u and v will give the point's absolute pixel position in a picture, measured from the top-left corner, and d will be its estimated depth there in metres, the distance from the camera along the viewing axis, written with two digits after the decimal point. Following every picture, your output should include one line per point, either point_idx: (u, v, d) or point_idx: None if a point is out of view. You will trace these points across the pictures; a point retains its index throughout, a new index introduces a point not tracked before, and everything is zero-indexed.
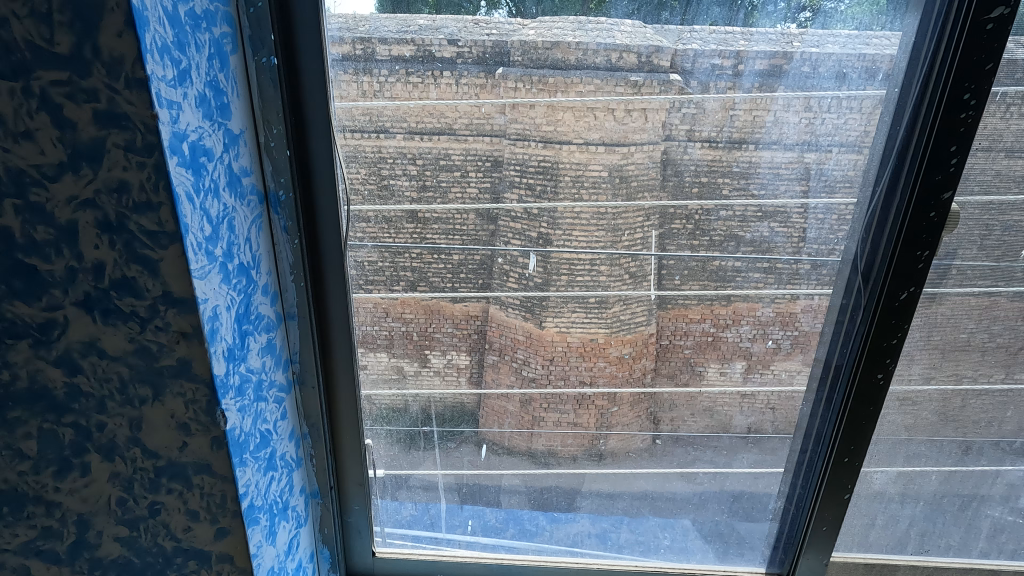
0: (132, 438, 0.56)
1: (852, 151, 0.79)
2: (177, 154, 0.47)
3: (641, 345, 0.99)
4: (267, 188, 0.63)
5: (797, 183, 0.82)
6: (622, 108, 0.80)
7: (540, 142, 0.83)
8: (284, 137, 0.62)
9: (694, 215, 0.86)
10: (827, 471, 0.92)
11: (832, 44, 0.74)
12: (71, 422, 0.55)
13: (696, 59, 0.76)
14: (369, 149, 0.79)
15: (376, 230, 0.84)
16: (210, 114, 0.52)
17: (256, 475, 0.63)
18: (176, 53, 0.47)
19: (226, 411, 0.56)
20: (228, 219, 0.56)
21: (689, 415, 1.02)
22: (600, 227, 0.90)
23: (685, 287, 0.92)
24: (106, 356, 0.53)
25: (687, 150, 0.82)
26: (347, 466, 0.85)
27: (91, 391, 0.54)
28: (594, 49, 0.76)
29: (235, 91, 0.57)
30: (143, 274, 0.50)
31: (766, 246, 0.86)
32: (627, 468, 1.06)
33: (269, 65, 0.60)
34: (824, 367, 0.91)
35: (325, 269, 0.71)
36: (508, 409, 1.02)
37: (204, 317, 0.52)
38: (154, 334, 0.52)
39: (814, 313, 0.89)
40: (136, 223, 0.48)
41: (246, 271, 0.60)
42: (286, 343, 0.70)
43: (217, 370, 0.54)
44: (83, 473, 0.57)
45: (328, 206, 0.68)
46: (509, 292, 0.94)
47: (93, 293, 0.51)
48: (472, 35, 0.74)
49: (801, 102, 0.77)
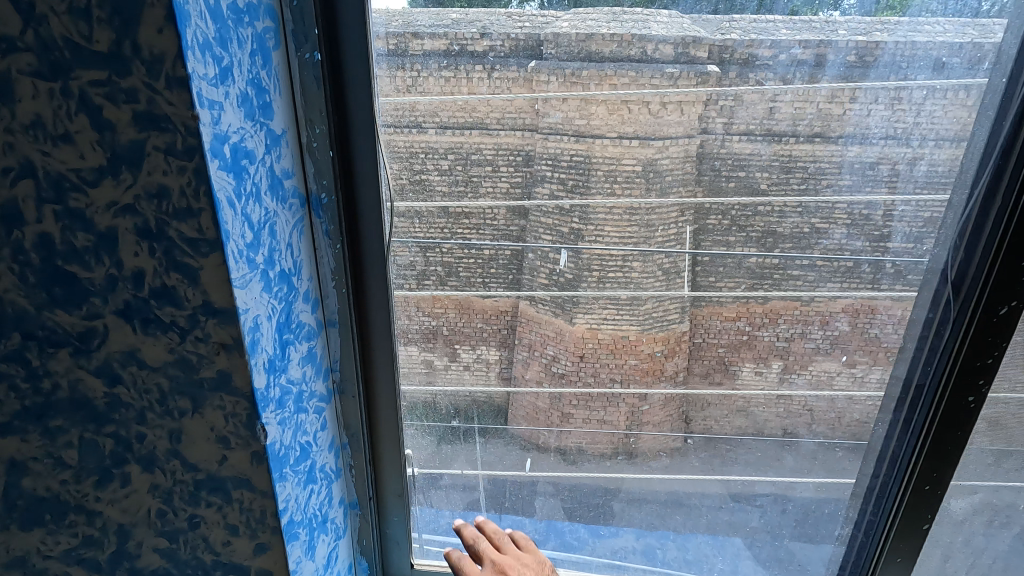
0: (171, 450, 0.57)
1: (899, 144, 0.74)
2: (218, 157, 0.46)
3: (673, 343, 0.97)
4: (309, 191, 0.62)
5: (842, 178, 0.77)
6: (657, 102, 0.77)
7: (573, 136, 0.81)
8: (326, 138, 0.61)
9: (730, 211, 0.84)
10: (903, 500, 0.83)
11: (881, 32, 0.68)
12: (111, 432, 0.56)
13: (776, 50, 0.70)
14: (402, 145, 0.77)
15: (409, 225, 0.82)
16: (252, 114, 0.51)
17: (296, 489, 0.63)
18: (218, 50, 0.46)
19: (266, 424, 0.56)
20: (269, 224, 0.55)
21: (722, 415, 1.02)
22: (633, 224, 0.91)
23: (719, 284, 0.92)
24: (146, 367, 0.53)
25: (724, 144, 0.78)
26: (386, 475, 0.84)
27: (131, 401, 0.54)
28: (630, 40, 0.72)
29: (277, 89, 0.56)
30: (183, 283, 0.49)
31: (806, 241, 0.82)
32: (663, 474, 1.05)
33: (313, 61, 0.58)
34: (903, 389, 0.84)
35: (367, 275, 0.70)
36: (540, 406, 1.03)
37: (244, 327, 0.51)
38: (194, 344, 0.52)
39: (861, 312, 0.84)
40: (177, 230, 0.47)
41: (287, 277, 0.59)
42: (326, 351, 0.70)
43: (257, 382, 0.54)
44: (123, 484, 0.58)
45: (371, 212, 0.67)
46: (540, 288, 0.93)
47: (133, 301, 0.50)
48: (505, 28, 0.71)
49: (851, 92, 0.72)
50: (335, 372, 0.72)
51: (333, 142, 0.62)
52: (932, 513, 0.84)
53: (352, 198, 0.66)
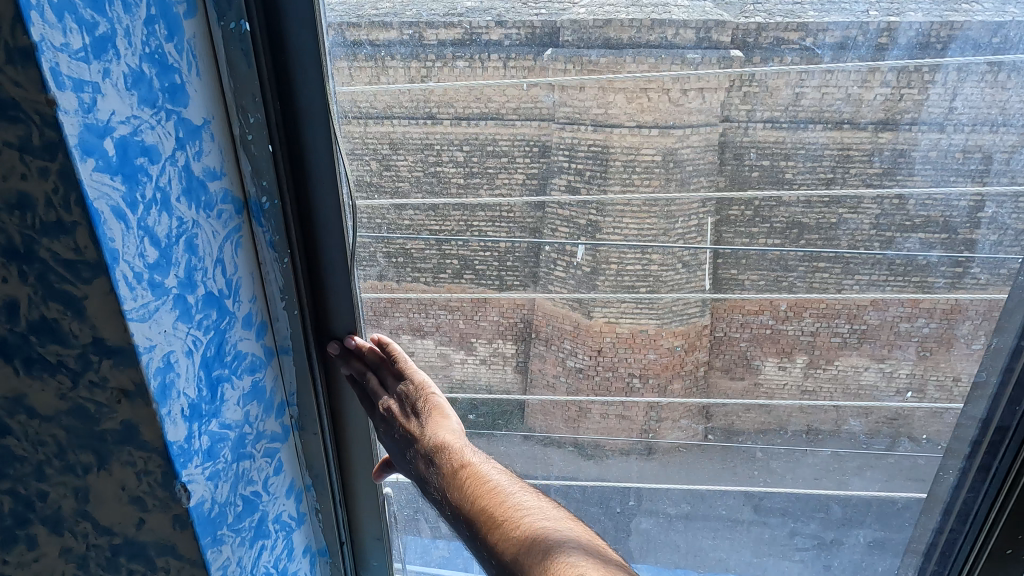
0: (79, 510, 0.54)
1: (934, 130, 0.65)
2: (94, 156, 0.41)
3: (693, 337, 0.89)
4: (247, 195, 0.57)
5: (869, 166, 0.69)
6: (677, 88, 0.70)
7: (590, 126, 0.74)
8: (262, 127, 0.55)
9: (754, 202, 0.75)
10: (977, 565, 0.71)
11: (915, 10, 0.60)
12: (7, 489, 0.52)
13: (830, 31, 0.62)
14: (416, 137, 0.71)
15: (423, 219, 0.77)
16: (151, 100, 0.45)
17: (237, 549, 0.61)
18: (87, 13, 0.39)
19: (187, 482, 0.53)
20: (185, 237, 0.50)
21: (744, 411, 0.91)
22: (652, 215, 0.81)
23: (743, 277, 0.82)
24: (37, 416, 0.49)
25: (748, 131, 0.70)
26: (363, 518, 0.81)
27: (25, 455, 0.51)
28: (649, 26, 0.66)
29: (193, 68, 0.49)
30: (64, 315, 0.45)
31: (831, 235, 0.75)
32: (697, 483, 0.98)
33: (240, 32, 0.51)
34: (975, 443, 0.70)
35: (328, 276, 0.65)
36: (556, 409, 0.94)
37: (147, 368, 0.47)
38: (89, 390, 0.48)
39: (885, 305, 0.79)
40: (49, 249, 0.42)
41: (215, 301, 0.54)
42: (280, 379, 0.65)
43: (170, 433, 0.50)
44: (30, 546, 0.55)
45: (327, 205, 0.62)
46: (557, 282, 0.84)
47: (11, 337, 0.46)
48: (519, 15, 0.65)
49: (882, 74, 0.64)
50: (292, 407, 0.68)
51: (273, 134, 0.56)
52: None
53: (307, 191, 0.61)
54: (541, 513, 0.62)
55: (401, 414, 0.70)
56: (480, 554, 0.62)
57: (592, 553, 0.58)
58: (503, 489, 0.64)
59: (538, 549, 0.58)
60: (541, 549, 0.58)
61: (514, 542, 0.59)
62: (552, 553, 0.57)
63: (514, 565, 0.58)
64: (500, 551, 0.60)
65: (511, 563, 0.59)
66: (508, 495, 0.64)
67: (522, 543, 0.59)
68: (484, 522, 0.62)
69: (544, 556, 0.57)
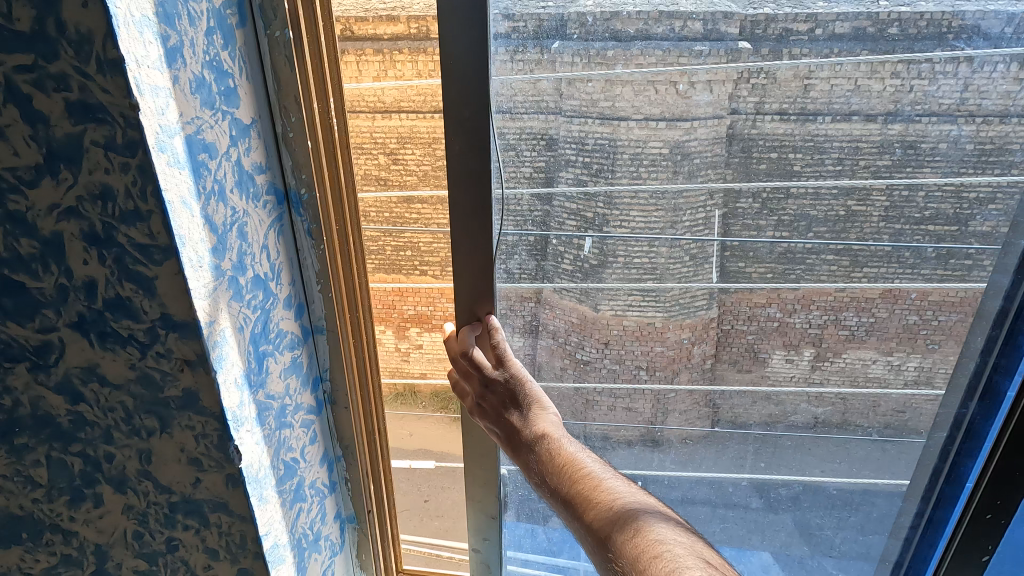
0: (142, 470, 0.61)
1: (945, 121, 0.69)
2: (166, 152, 0.48)
3: (701, 330, 0.86)
4: (288, 187, 0.66)
5: (880, 157, 0.72)
6: (685, 81, 0.71)
7: (598, 120, 0.75)
8: (300, 125, 0.64)
9: (762, 193, 0.76)
10: (964, 527, 0.82)
11: (925, 1, 0.64)
12: (78, 451, 0.60)
13: (839, 22, 0.66)
14: (424, 131, 0.74)
15: (431, 212, 0.79)
16: (211, 101, 0.54)
17: (281, 508, 0.68)
18: (162, 26, 0.47)
19: (240, 446, 0.60)
20: (238, 225, 0.58)
21: (751, 403, 0.90)
22: (659, 208, 0.79)
23: (750, 270, 0.81)
24: (108, 384, 0.57)
25: (757, 124, 0.72)
26: (483, 499, 0.94)
27: (95, 420, 0.58)
28: (657, 17, 0.68)
29: (242, 72, 0.58)
30: (137, 293, 0.52)
31: (841, 226, 0.77)
32: (709, 471, 0.97)
33: (284, 39, 0.61)
34: (960, 412, 0.82)
35: (474, 269, 0.77)
36: (564, 398, 0.94)
37: (208, 341, 0.54)
38: (155, 359, 0.55)
39: (896, 297, 0.79)
40: (126, 235, 0.50)
41: (262, 283, 0.62)
42: (316, 357, 0.74)
43: (226, 401, 0.57)
44: (96, 504, 0.63)
45: (482, 210, 0.73)
46: (566, 276, 0.85)
47: (87, 314, 0.54)
48: (527, 7, 0.68)
49: (892, 65, 0.67)
50: (325, 382, 0.76)
51: (308, 131, 0.65)
52: (993, 545, 0.82)
53: (464, 191, 0.72)
54: (630, 494, 0.73)
55: (503, 399, 0.81)
56: (577, 531, 0.73)
57: (677, 528, 0.68)
58: (598, 476, 0.75)
59: (632, 526, 0.68)
60: (631, 523, 0.68)
61: (609, 521, 0.70)
62: (642, 531, 0.67)
63: (608, 540, 0.68)
64: (595, 529, 0.70)
65: (603, 537, 0.69)
66: (604, 481, 0.75)
67: (617, 522, 0.69)
68: (578, 503, 0.73)
69: (634, 534, 0.67)
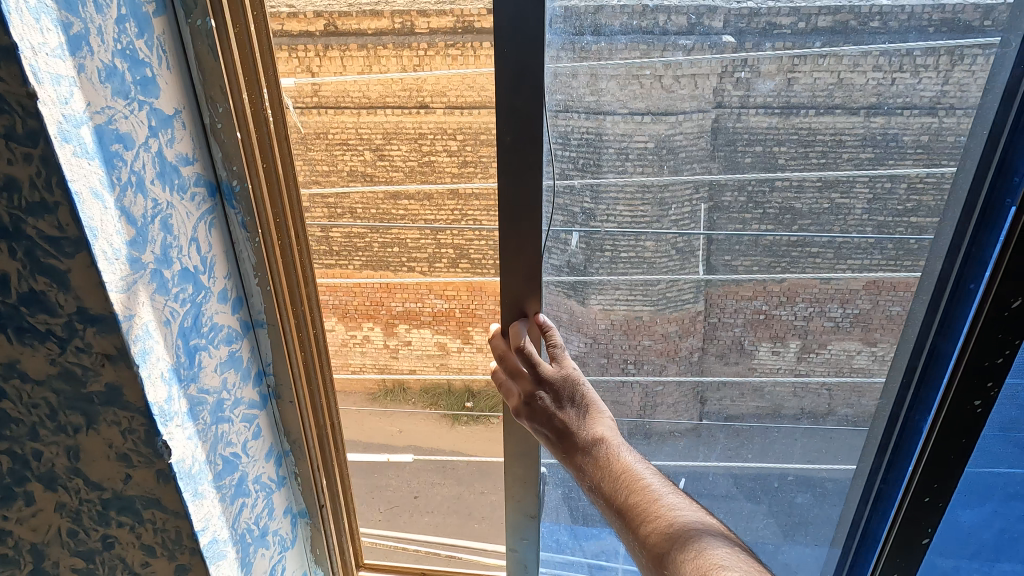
0: (71, 468, 0.61)
1: (926, 114, 0.69)
2: (70, 142, 0.48)
3: (688, 322, 0.87)
4: (219, 179, 0.65)
5: (863, 150, 0.72)
6: (669, 74, 0.71)
7: (583, 114, 0.75)
8: (229, 116, 0.63)
9: (747, 186, 0.76)
10: (903, 510, 0.81)
11: None
12: (5, 449, 0.59)
13: (821, 15, 0.66)
14: (409, 126, 0.82)
15: (418, 206, 0.91)
16: (126, 91, 0.53)
17: (219, 503, 0.67)
18: (62, 13, 0.47)
19: (167, 441, 0.59)
20: (160, 217, 0.57)
21: (738, 394, 0.91)
22: (645, 202, 0.79)
23: (737, 262, 0.82)
24: (30, 381, 0.56)
25: (741, 118, 0.72)
26: (522, 498, 0.89)
27: (20, 417, 0.58)
28: (642, 12, 0.68)
29: (162, 63, 0.57)
30: (50, 287, 0.52)
31: (825, 220, 0.77)
32: (697, 462, 0.98)
33: (206, 28, 0.60)
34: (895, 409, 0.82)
35: (526, 269, 0.75)
36: None
37: (128, 336, 0.53)
38: (76, 355, 0.55)
39: (879, 289, 0.79)
40: (34, 226, 0.50)
41: (192, 276, 0.62)
42: (258, 352, 0.74)
43: (149, 395, 0.56)
44: (28, 503, 0.62)
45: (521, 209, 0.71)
46: (551, 271, 0.84)
47: (4, 309, 0.54)
48: None
49: (874, 58, 0.67)
50: (268, 376, 0.76)
51: (238, 123, 0.64)
52: (931, 528, 0.82)
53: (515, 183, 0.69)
54: (689, 512, 0.75)
55: (559, 400, 0.79)
56: (632, 540, 0.76)
57: (735, 549, 0.71)
58: (656, 490, 0.77)
59: (694, 548, 0.71)
60: (693, 545, 0.71)
61: (670, 539, 0.72)
62: (703, 552, 0.70)
63: (668, 557, 0.71)
64: (653, 543, 0.73)
65: (664, 554, 0.72)
66: (662, 495, 0.77)
67: (678, 541, 0.72)
68: (638, 516, 0.75)
69: (696, 554, 0.70)
